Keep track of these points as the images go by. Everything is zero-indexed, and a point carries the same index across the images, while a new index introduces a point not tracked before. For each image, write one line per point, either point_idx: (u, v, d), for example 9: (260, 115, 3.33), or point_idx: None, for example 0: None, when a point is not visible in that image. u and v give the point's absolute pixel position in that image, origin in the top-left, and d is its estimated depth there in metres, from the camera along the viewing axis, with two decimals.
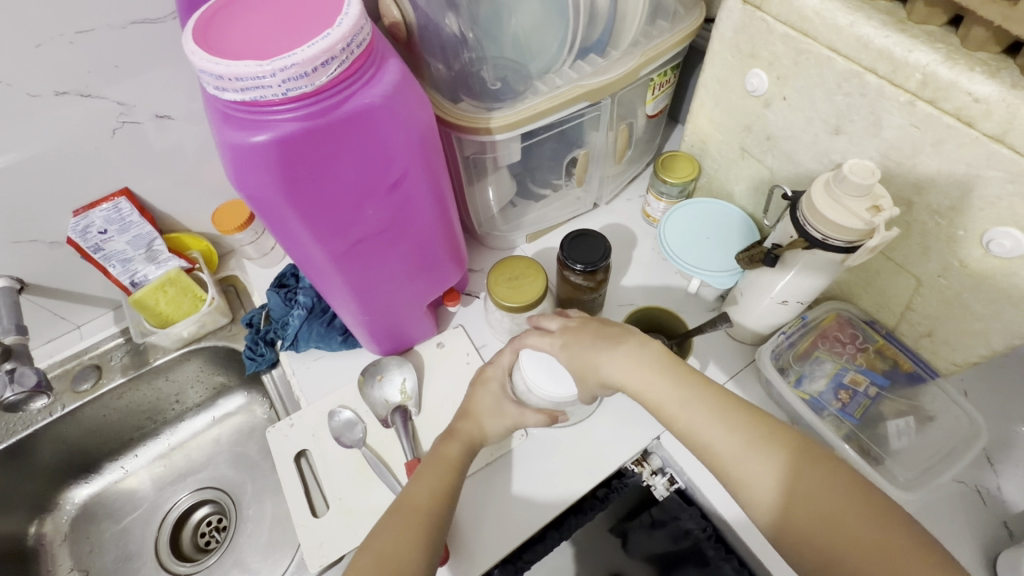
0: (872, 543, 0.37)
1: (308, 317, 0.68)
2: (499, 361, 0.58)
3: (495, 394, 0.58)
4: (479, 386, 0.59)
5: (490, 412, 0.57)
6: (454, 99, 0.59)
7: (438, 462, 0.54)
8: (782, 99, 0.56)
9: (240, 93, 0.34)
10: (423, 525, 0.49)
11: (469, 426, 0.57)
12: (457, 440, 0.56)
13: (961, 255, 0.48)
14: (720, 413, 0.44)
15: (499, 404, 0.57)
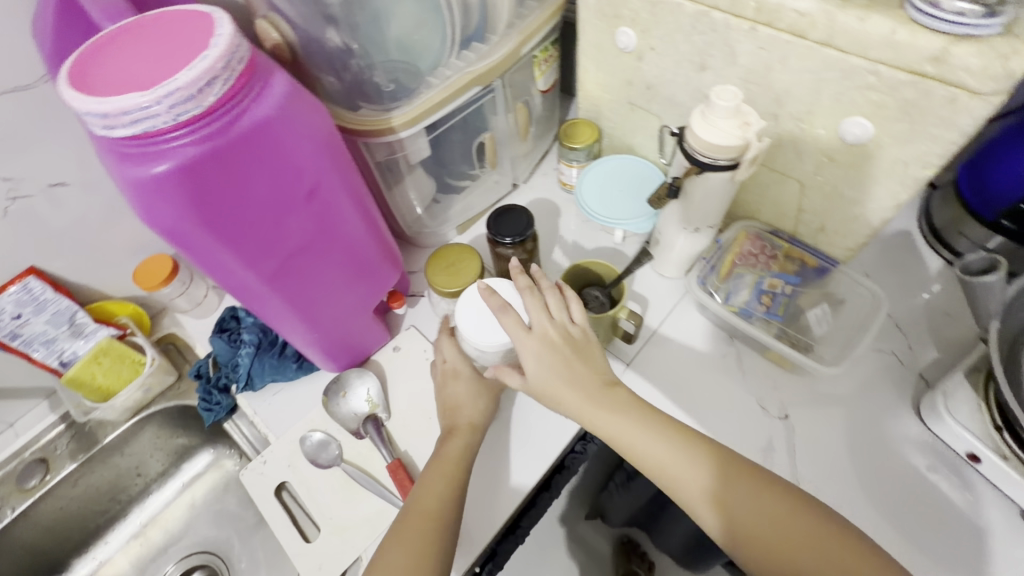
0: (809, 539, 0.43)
1: (257, 353, 0.69)
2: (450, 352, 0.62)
3: (468, 380, 0.61)
4: (454, 381, 0.61)
5: (469, 396, 0.60)
6: (353, 107, 0.61)
7: (440, 466, 0.55)
8: (651, 50, 0.62)
9: (130, 128, 0.34)
10: (440, 529, 0.50)
11: (462, 418, 0.59)
12: (459, 436, 0.58)
13: (826, 152, 0.55)
14: (670, 443, 0.49)
15: (476, 385, 0.61)
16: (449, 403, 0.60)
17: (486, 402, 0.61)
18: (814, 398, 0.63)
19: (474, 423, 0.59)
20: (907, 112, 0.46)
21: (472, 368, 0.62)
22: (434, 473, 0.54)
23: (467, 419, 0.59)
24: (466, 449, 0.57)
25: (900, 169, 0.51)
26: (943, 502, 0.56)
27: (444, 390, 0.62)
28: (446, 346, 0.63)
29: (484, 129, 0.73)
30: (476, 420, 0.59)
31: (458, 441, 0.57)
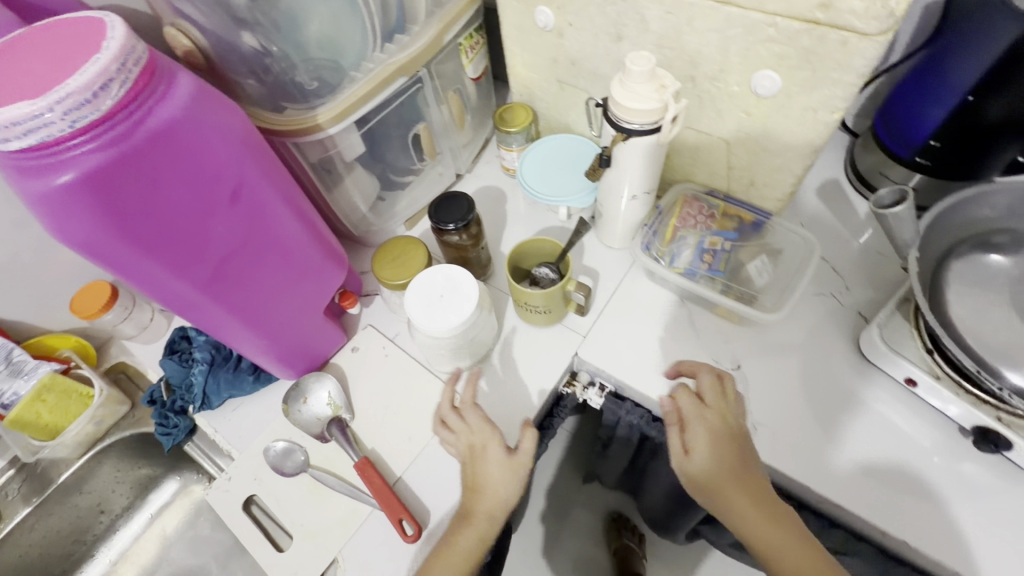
0: None
1: (211, 369, 0.67)
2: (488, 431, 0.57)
3: (502, 467, 0.56)
4: (479, 459, 0.57)
5: (498, 481, 0.55)
6: (277, 108, 0.60)
7: (451, 554, 0.52)
8: (569, 26, 0.63)
9: (25, 139, 0.33)
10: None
11: (482, 503, 0.55)
12: (473, 530, 0.53)
13: (744, 108, 0.57)
14: (770, 517, 0.50)
15: (502, 469, 0.55)
16: (471, 481, 0.56)
17: (515, 488, 0.55)
18: (763, 346, 0.66)
19: (493, 513, 0.54)
20: (808, 60, 0.49)
21: (501, 446, 0.57)
22: (443, 559, 0.52)
23: (488, 508, 0.55)
24: (476, 545, 0.53)
25: (811, 116, 0.53)
26: (889, 428, 0.59)
27: (468, 466, 0.57)
28: (474, 420, 0.59)
29: (418, 120, 0.74)
30: (499, 507, 0.54)
31: (467, 535, 0.53)
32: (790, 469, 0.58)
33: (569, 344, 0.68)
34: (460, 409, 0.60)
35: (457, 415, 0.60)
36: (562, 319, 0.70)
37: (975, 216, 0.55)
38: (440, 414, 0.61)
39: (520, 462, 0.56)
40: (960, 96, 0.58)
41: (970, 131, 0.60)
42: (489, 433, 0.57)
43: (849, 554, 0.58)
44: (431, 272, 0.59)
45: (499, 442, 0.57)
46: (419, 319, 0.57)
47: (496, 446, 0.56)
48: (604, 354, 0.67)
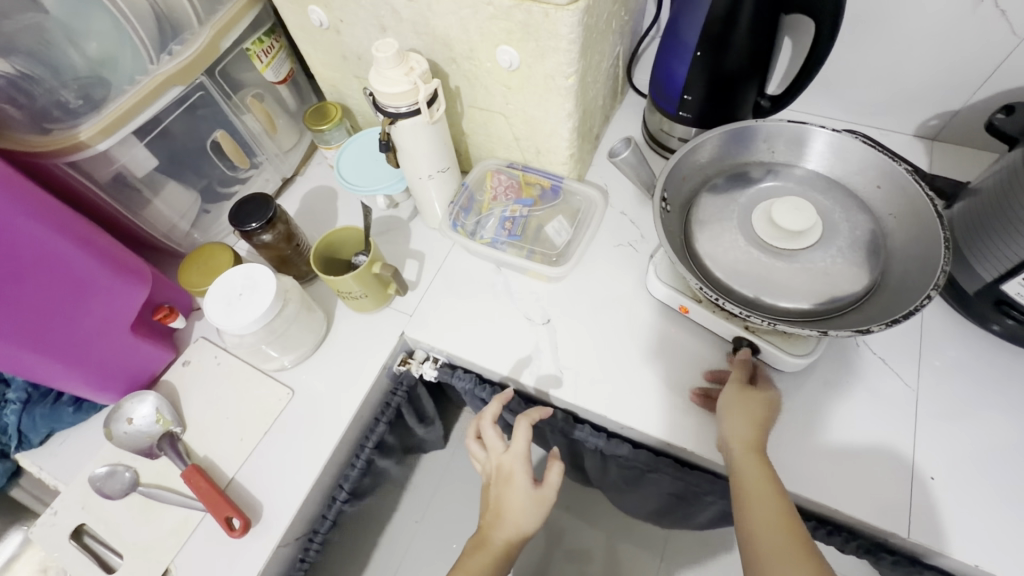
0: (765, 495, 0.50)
1: (26, 406, 0.65)
2: (515, 452, 0.60)
3: (521, 494, 0.59)
4: (505, 483, 0.60)
5: (519, 509, 0.59)
6: (43, 130, 0.58)
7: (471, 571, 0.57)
8: (342, 22, 0.65)
9: None
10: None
11: (505, 529, 0.58)
12: (487, 553, 0.58)
13: (502, 82, 0.62)
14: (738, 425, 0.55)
15: (525, 499, 0.59)
16: (494, 500, 0.60)
17: (534, 518, 0.59)
18: (573, 299, 0.71)
19: (511, 541, 0.58)
20: (527, 31, 0.54)
21: (528, 476, 0.60)
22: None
23: (505, 534, 0.59)
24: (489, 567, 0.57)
25: (553, 82, 0.58)
26: (682, 352, 0.65)
27: (496, 487, 0.61)
28: (511, 449, 0.60)
29: (221, 127, 0.74)
30: (515, 534, 0.58)
31: (484, 556, 0.58)
32: (592, 406, 0.64)
33: (397, 325, 0.71)
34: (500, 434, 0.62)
35: (493, 432, 0.62)
36: (389, 302, 0.72)
37: (706, 161, 0.65)
38: (476, 429, 0.65)
39: (544, 494, 0.60)
40: (692, 53, 0.66)
41: (708, 81, 0.67)
42: (519, 462, 0.60)
43: (657, 471, 0.64)
44: (236, 271, 0.60)
45: (526, 473, 0.60)
46: (215, 317, 0.58)
47: (523, 475, 0.59)
48: (429, 330, 0.71)
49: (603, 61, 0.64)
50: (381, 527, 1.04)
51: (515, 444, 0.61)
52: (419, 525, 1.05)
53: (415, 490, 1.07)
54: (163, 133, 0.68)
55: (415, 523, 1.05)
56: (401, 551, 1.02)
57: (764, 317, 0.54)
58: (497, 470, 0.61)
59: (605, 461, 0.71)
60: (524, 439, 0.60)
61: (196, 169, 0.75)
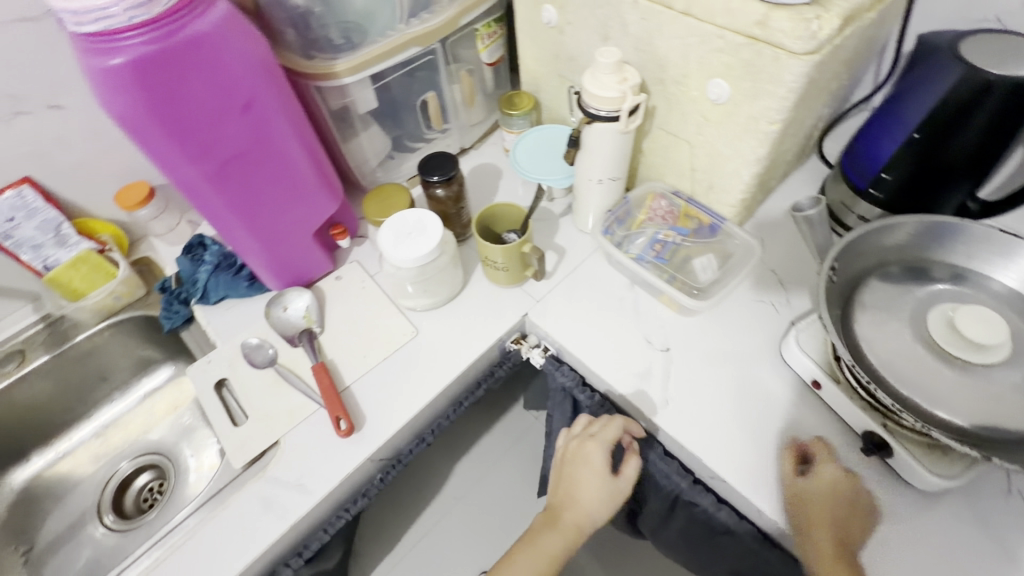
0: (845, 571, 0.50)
1: (215, 270, 0.78)
2: (601, 434, 0.64)
3: (596, 479, 0.64)
4: (581, 466, 0.65)
5: (592, 495, 0.63)
6: (308, 57, 0.70)
7: (545, 545, 0.61)
8: (569, 25, 0.71)
9: (94, 23, 0.44)
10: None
11: (575, 514, 0.63)
12: (558, 533, 0.62)
13: (702, 111, 0.63)
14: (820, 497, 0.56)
15: (601, 487, 0.63)
16: (572, 483, 0.65)
17: (605, 504, 0.63)
18: (696, 338, 0.70)
19: (580, 524, 0.62)
20: (748, 70, 0.55)
21: (607, 465, 0.64)
22: (530, 551, 0.61)
23: (574, 517, 0.63)
24: (561, 544, 0.61)
25: (754, 125, 0.59)
26: (795, 428, 0.62)
27: (572, 468, 0.65)
28: (598, 437, 0.65)
29: (431, 90, 0.84)
30: (586, 517, 0.63)
31: (558, 532, 0.62)
32: (691, 444, 0.62)
33: (523, 305, 0.75)
34: (597, 425, 0.66)
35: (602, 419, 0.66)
36: (522, 283, 0.77)
37: (892, 246, 0.61)
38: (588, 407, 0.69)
39: (618, 486, 0.64)
40: (908, 133, 0.63)
41: (916, 166, 0.64)
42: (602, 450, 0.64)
43: (732, 533, 0.62)
44: (407, 212, 0.68)
45: (605, 461, 0.64)
46: (384, 247, 0.65)
47: (603, 463, 0.64)
48: (550, 319, 0.74)
49: (809, 118, 0.63)
50: (428, 488, 1.09)
51: (602, 432, 0.65)
52: (460, 501, 1.08)
53: (464, 468, 1.11)
54: (388, 82, 0.78)
55: (454, 499, 1.08)
56: (436, 518, 1.06)
57: (917, 419, 0.50)
58: (579, 455, 0.65)
59: (675, 504, 0.69)
60: (613, 432, 0.64)
61: (399, 121, 0.85)
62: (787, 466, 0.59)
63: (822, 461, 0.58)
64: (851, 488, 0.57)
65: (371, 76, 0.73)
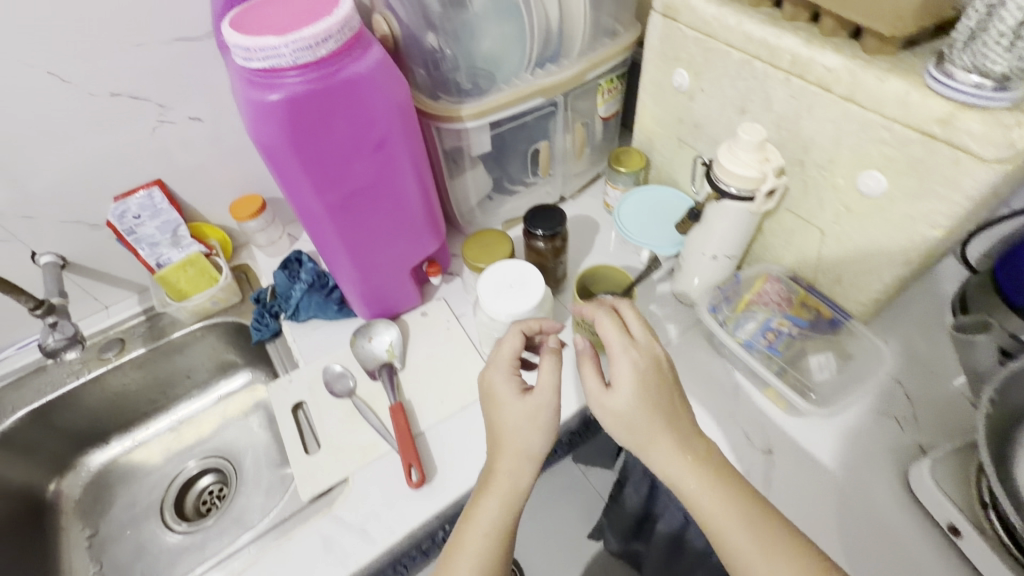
0: (719, 498, 0.45)
1: (308, 290, 0.78)
2: (501, 352, 0.57)
3: (512, 407, 0.53)
4: (495, 408, 0.54)
5: (513, 430, 0.52)
6: (434, 97, 0.71)
7: (488, 522, 0.49)
8: (701, 92, 0.69)
9: (262, 61, 0.45)
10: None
11: (503, 459, 0.52)
12: (495, 497, 0.50)
13: (846, 200, 0.58)
14: (649, 409, 0.48)
15: (519, 417, 0.52)
16: (492, 441, 0.53)
17: (539, 435, 0.52)
18: (803, 444, 0.63)
19: (514, 471, 0.51)
20: (915, 168, 0.50)
21: (515, 387, 0.54)
22: (473, 536, 0.49)
23: (506, 464, 0.52)
24: (500, 510, 0.50)
25: (910, 225, 0.53)
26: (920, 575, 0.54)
27: (488, 418, 0.55)
28: (504, 377, 0.55)
29: (542, 139, 0.83)
30: (518, 454, 0.52)
31: (493, 497, 0.50)
32: None
33: (611, 374, 0.71)
34: (492, 366, 0.56)
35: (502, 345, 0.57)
36: None
37: None
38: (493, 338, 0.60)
39: (535, 404, 0.53)
40: None
41: None
42: (502, 372, 0.55)
43: None
44: (508, 262, 0.66)
45: (513, 386, 0.54)
46: (483, 298, 0.64)
47: (510, 389, 0.54)
48: None
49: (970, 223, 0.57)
50: None
51: (500, 355, 0.56)
52: None
53: None
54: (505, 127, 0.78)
55: None
56: None
57: None
58: (490, 402, 0.55)
59: None
60: (511, 348, 0.56)
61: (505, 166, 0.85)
62: (593, 377, 0.51)
63: (586, 364, 0.52)
64: (657, 357, 0.51)
65: (491, 123, 0.73)
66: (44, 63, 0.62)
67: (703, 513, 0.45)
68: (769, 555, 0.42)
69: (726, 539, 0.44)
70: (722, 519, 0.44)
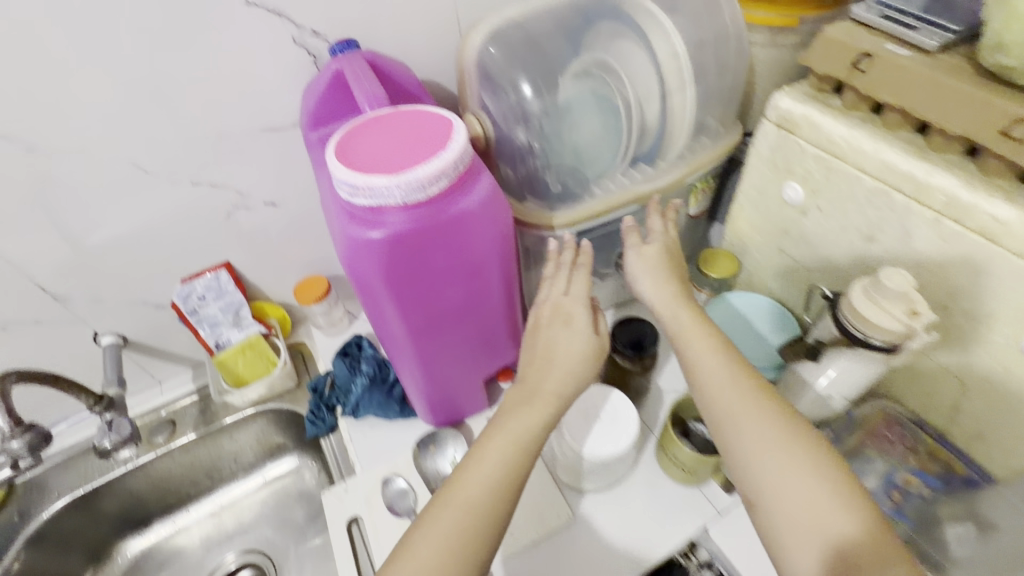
0: (768, 419, 0.47)
1: (369, 386, 0.74)
2: (567, 289, 0.58)
3: (576, 334, 0.55)
4: (558, 323, 0.56)
5: (573, 354, 0.54)
6: (521, 197, 0.67)
7: (510, 429, 0.50)
8: (817, 209, 0.62)
9: (368, 200, 0.41)
10: (472, 529, 0.45)
11: (553, 388, 0.53)
12: (536, 405, 0.51)
13: (1003, 358, 0.51)
14: (722, 359, 0.51)
15: (584, 346, 0.54)
16: (538, 357, 0.55)
17: (589, 365, 0.54)
18: None
19: (559, 395, 0.52)
20: None
21: (588, 322, 0.56)
22: (485, 461, 0.48)
23: (551, 390, 0.53)
24: (531, 422, 0.50)
25: None
26: None
27: (546, 328, 0.56)
28: (558, 284, 0.59)
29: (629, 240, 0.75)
30: (566, 378, 0.53)
31: (505, 432, 0.50)
32: None
33: (699, 514, 0.63)
34: (547, 277, 0.60)
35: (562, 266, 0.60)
36: (700, 485, 0.65)
37: None
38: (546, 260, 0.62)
39: (598, 345, 0.55)
40: None
41: None
42: (579, 304, 0.57)
43: None
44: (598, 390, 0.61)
45: (585, 317, 0.56)
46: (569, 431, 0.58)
47: (582, 319, 0.56)
48: (736, 545, 0.61)
49: None
50: None
51: (577, 288, 0.58)
52: None
53: None
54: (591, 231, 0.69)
55: None
56: None
57: None
58: (556, 317, 0.57)
59: None
60: (551, 266, 0.61)
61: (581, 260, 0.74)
62: (639, 250, 0.61)
63: (651, 217, 0.64)
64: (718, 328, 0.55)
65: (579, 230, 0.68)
66: (130, 156, 0.60)
67: (746, 440, 0.47)
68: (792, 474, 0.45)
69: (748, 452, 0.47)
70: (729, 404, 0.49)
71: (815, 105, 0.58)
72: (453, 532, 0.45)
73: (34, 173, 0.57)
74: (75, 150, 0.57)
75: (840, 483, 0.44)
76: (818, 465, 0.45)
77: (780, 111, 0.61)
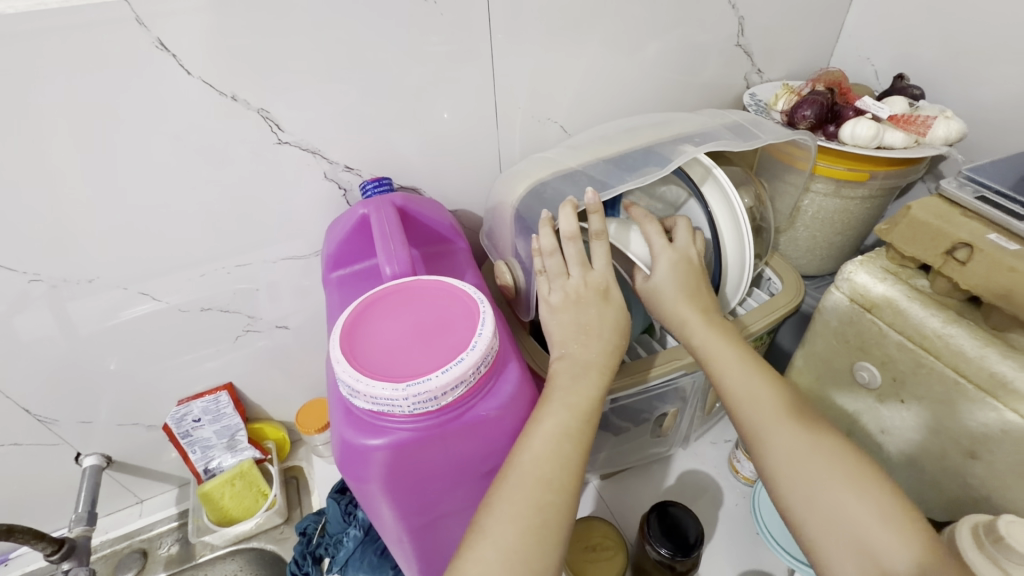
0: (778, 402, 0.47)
1: (363, 539, 0.64)
2: (597, 260, 0.51)
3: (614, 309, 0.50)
4: (595, 300, 0.50)
5: (604, 328, 0.49)
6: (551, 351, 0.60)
7: (567, 395, 0.45)
8: (899, 400, 0.53)
9: (370, 403, 0.37)
10: (551, 509, 0.40)
11: (602, 359, 0.48)
12: (594, 379, 0.47)
13: None
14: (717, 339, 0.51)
15: (619, 320, 0.50)
16: (579, 331, 0.49)
17: (618, 337, 0.49)
18: None
19: (609, 367, 0.48)
20: None
21: (615, 293, 0.51)
22: (546, 430, 0.43)
23: (591, 359, 0.48)
24: (591, 386, 0.46)
25: None
26: None
27: (577, 304, 0.49)
28: (568, 254, 0.50)
29: (673, 402, 0.65)
30: (608, 357, 0.48)
31: (562, 401, 0.45)
32: None
33: None
34: (552, 255, 0.50)
35: (566, 217, 0.49)
36: None
37: None
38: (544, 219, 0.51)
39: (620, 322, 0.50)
40: None
41: None
42: (611, 277, 0.51)
43: None
44: None
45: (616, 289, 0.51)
46: None
47: (616, 292, 0.51)
48: None
49: None
50: None
51: (598, 263, 0.51)
52: None
53: None
54: (626, 398, 0.59)
55: None
56: None
57: None
58: (592, 292, 0.50)
59: None
60: (573, 222, 0.49)
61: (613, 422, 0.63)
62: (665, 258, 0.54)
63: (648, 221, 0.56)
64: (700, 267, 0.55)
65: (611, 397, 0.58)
66: (138, 285, 0.57)
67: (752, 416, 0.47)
68: (839, 487, 0.42)
69: (776, 450, 0.45)
70: (763, 405, 0.47)
71: (900, 286, 0.51)
72: (529, 500, 0.39)
73: (35, 302, 0.53)
74: (82, 280, 0.54)
75: (894, 504, 0.41)
76: (858, 480, 0.42)
77: (855, 286, 0.53)
